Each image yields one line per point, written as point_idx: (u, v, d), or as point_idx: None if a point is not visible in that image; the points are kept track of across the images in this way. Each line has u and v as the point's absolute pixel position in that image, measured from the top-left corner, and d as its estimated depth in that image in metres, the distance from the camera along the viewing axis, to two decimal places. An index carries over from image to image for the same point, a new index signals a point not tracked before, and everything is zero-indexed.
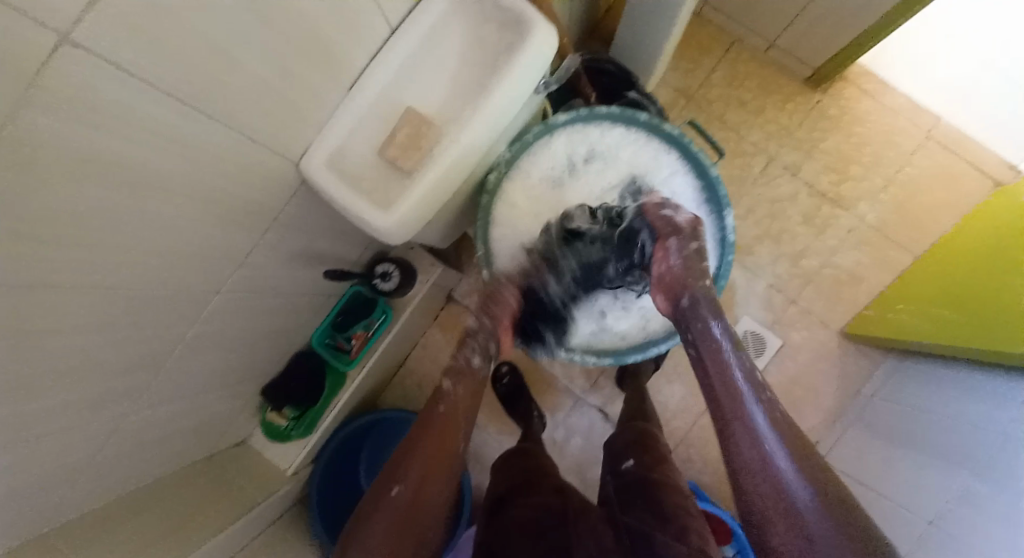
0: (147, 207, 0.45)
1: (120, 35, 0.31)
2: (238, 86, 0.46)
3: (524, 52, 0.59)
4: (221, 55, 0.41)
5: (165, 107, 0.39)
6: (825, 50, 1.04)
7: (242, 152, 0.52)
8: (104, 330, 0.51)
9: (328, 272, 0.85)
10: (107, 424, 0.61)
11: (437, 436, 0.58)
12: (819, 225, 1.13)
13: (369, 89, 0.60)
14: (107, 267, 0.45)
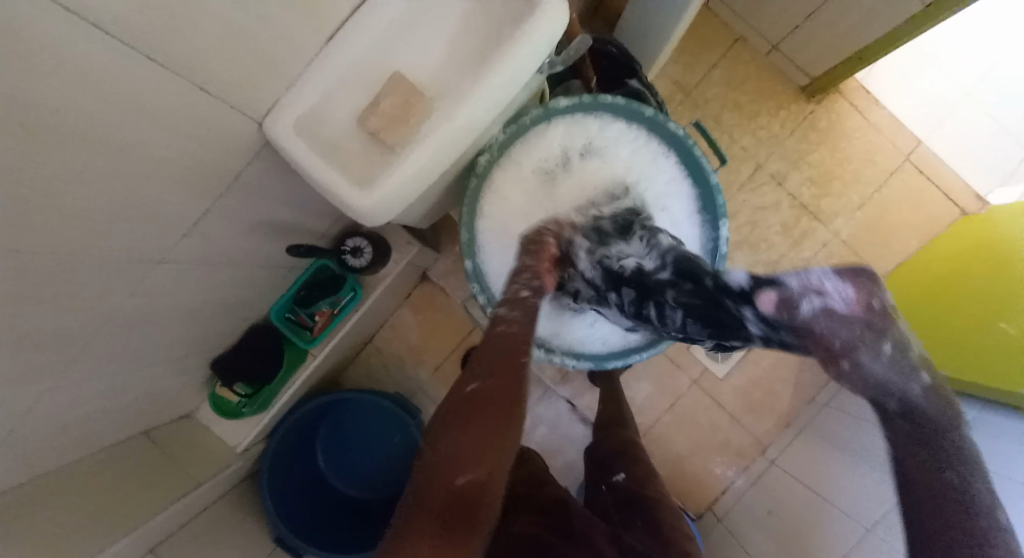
0: (75, 163, 0.37)
1: None
2: (192, 25, 0.38)
3: (534, 24, 0.52)
4: None
5: (93, 40, 0.31)
6: (826, 61, 1.02)
7: (195, 105, 0.44)
8: (27, 305, 0.43)
9: (293, 248, 0.77)
10: (35, 407, 0.54)
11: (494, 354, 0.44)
12: (797, 237, 1.13)
13: (355, 47, 0.53)
14: (27, 231, 0.38)
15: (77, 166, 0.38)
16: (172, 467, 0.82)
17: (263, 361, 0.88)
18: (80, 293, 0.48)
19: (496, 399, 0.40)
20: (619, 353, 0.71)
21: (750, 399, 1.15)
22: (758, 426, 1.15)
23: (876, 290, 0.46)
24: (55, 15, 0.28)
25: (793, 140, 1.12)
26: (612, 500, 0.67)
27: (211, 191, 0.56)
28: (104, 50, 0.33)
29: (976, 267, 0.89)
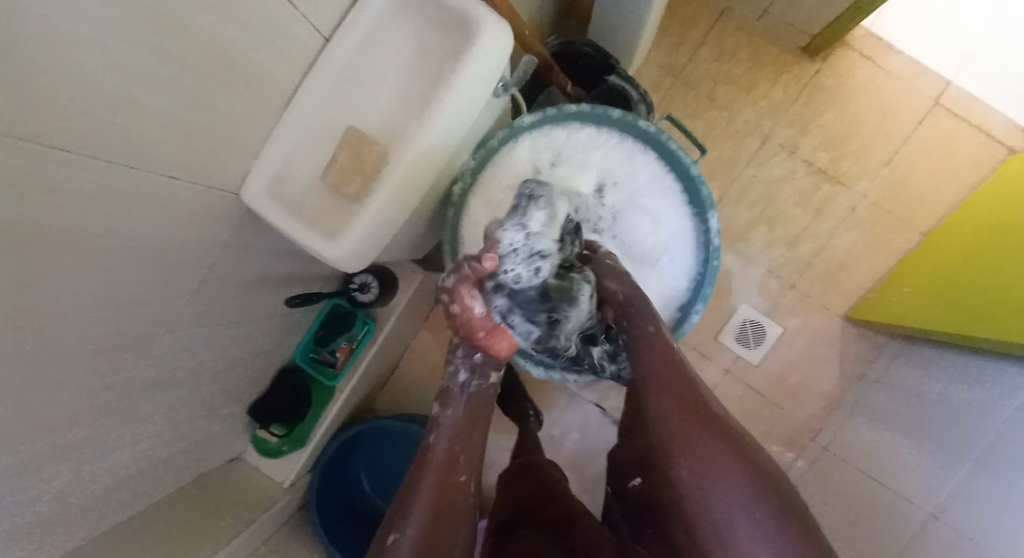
0: (78, 270, 0.40)
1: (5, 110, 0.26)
2: (160, 132, 0.41)
3: (474, 54, 0.53)
4: (130, 103, 0.36)
5: (71, 170, 0.34)
6: (822, 16, 0.95)
7: (173, 196, 0.47)
8: (59, 399, 0.47)
9: (290, 300, 0.82)
10: (85, 478, 0.59)
11: (439, 464, 0.52)
12: (818, 206, 1.06)
13: (307, 106, 0.54)
14: (50, 338, 0.41)
15: (83, 275, 0.41)
16: (227, 507, 0.88)
17: (292, 401, 0.95)
18: (97, 378, 0.52)
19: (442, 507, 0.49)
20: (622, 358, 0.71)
21: (789, 384, 1.07)
22: (801, 410, 1.07)
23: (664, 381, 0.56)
24: (42, 159, 0.31)
25: (800, 103, 1.05)
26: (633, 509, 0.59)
27: (204, 262, 0.59)
28: (94, 173, 0.36)
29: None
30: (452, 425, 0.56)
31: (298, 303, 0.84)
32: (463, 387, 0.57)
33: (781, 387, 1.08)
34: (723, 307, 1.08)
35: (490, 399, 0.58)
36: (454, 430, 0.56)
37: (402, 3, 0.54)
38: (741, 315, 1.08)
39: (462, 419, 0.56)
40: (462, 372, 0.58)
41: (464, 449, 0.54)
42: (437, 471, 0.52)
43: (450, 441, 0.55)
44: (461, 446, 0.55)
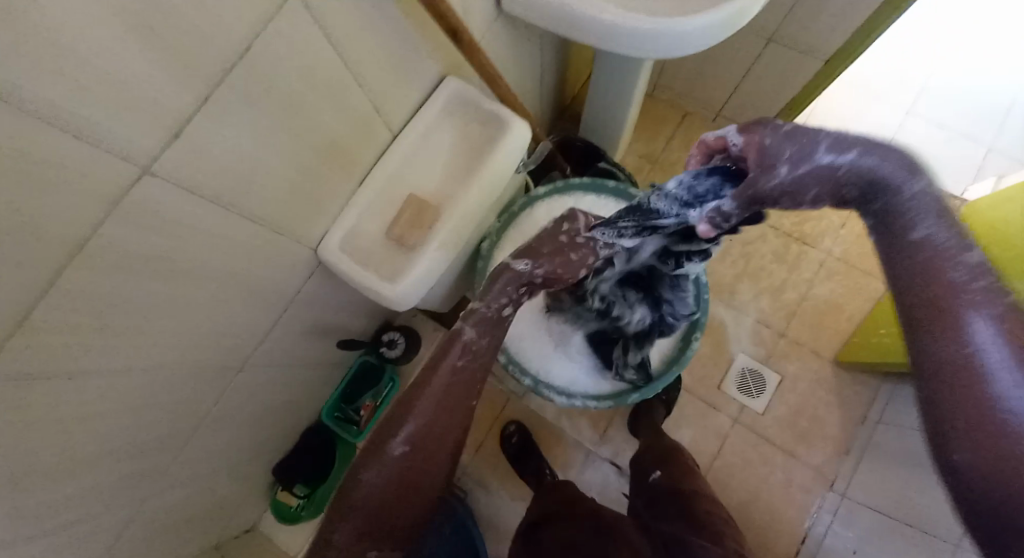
0: (178, 293, 0.54)
1: (143, 136, 0.39)
2: (258, 186, 0.56)
3: (506, 140, 0.72)
4: (241, 161, 0.51)
5: (188, 205, 0.48)
6: (766, 110, 1.19)
7: (262, 242, 0.61)
8: (133, 407, 0.58)
9: (340, 342, 0.93)
10: (125, 507, 0.66)
11: (442, 385, 0.56)
12: (791, 261, 1.22)
13: (377, 181, 0.71)
14: (130, 351, 0.53)
15: (174, 298, 0.54)
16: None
17: (315, 459, 1.00)
18: (167, 394, 0.62)
19: (431, 424, 0.55)
20: (637, 388, 0.79)
21: (793, 430, 1.14)
22: (812, 457, 1.12)
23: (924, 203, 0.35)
24: (165, 197, 0.45)
25: None
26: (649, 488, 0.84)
27: (275, 304, 0.72)
28: (202, 210, 0.50)
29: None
30: (476, 350, 0.60)
31: (346, 345, 0.96)
32: (503, 316, 0.64)
33: (788, 431, 1.14)
34: (723, 356, 1.18)
35: (502, 324, 0.63)
36: (473, 354, 0.60)
37: (453, 110, 0.74)
38: (740, 363, 1.18)
39: (488, 348, 0.61)
40: (507, 306, 0.64)
41: (471, 379, 0.58)
42: (437, 390, 0.56)
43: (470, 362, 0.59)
44: (470, 375, 0.59)
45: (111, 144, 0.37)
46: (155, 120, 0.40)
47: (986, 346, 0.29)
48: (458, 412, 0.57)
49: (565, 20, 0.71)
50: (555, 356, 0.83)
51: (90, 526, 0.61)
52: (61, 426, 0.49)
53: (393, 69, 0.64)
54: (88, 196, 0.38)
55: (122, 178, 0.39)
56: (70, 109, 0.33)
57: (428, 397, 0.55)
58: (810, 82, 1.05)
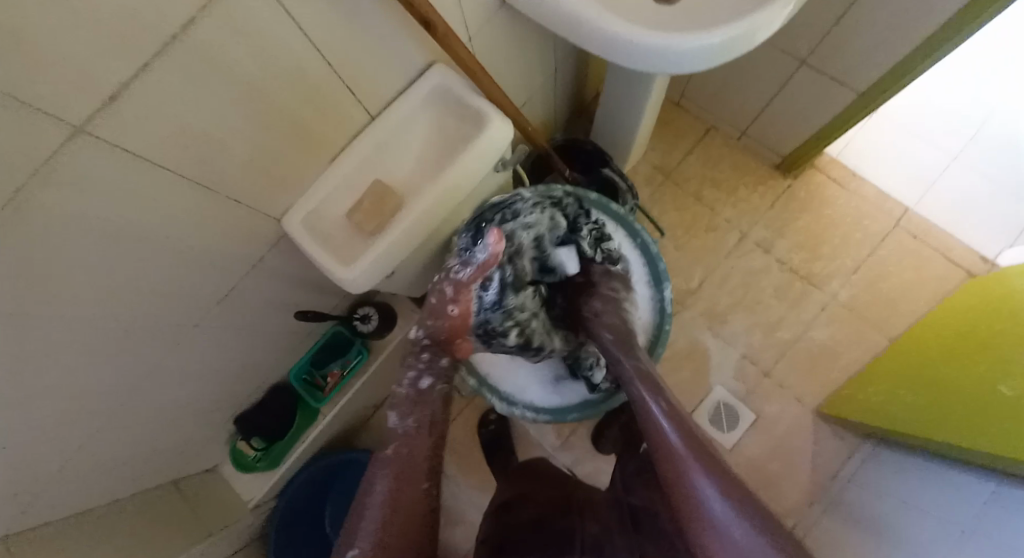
0: (126, 253, 0.55)
1: (70, 93, 0.39)
2: (216, 156, 0.56)
3: (481, 139, 0.70)
4: (192, 130, 0.51)
5: (129, 167, 0.48)
6: (791, 138, 1.12)
7: (220, 211, 0.62)
8: (85, 356, 0.60)
9: (300, 314, 0.92)
10: (80, 445, 0.69)
11: (401, 479, 0.63)
12: (792, 300, 1.16)
13: (346, 163, 0.70)
14: (80, 305, 0.54)
15: (122, 258, 0.55)
16: (189, 518, 0.94)
17: (277, 418, 1.02)
18: (120, 346, 0.64)
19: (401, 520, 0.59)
20: (580, 406, 0.79)
21: (762, 473, 1.10)
22: (775, 503, 1.08)
23: (655, 393, 0.66)
24: (102, 159, 0.45)
25: (775, 210, 1.19)
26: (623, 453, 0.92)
27: (238, 270, 0.73)
28: (147, 170, 0.50)
29: (991, 337, 0.88)
30: (405, 435, 0.67)
31: (307, 318, 0.94)
32: (427, 389, 0.69)
33: (755, 473, 1.10)
34: (701, 385, 1.14)
35: (438, 404, 0.70)
36: (405, 440, 0.66)
37: (436, 99, 0.73)
38: (717, 396, 1.14)
39: (417, 429, 0.67)
40: (426, 376, 0.70)
41: (422, 467, 0.65)
42: (392, 490, 0.62)
43: (403, 450, 0.65)
44: (421, 463, 0.65)
45: (35, 103, 0.37)
46: (88, 87, 0.40)
47: (694, 477, 0.59)
48: (422, 505, 0.62)
49: (569, 24, 0.67)
50: (504, 368, 0.80)
51: (43, 463, 0.64)
52: (7, 371, 0.51)
53: (371, 52, 0.62)
54: (15, 158, 0.38)
55: (55, 139, 0.40)
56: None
57: (378, 499, 0.61)
58: (841, 115, 0.97)
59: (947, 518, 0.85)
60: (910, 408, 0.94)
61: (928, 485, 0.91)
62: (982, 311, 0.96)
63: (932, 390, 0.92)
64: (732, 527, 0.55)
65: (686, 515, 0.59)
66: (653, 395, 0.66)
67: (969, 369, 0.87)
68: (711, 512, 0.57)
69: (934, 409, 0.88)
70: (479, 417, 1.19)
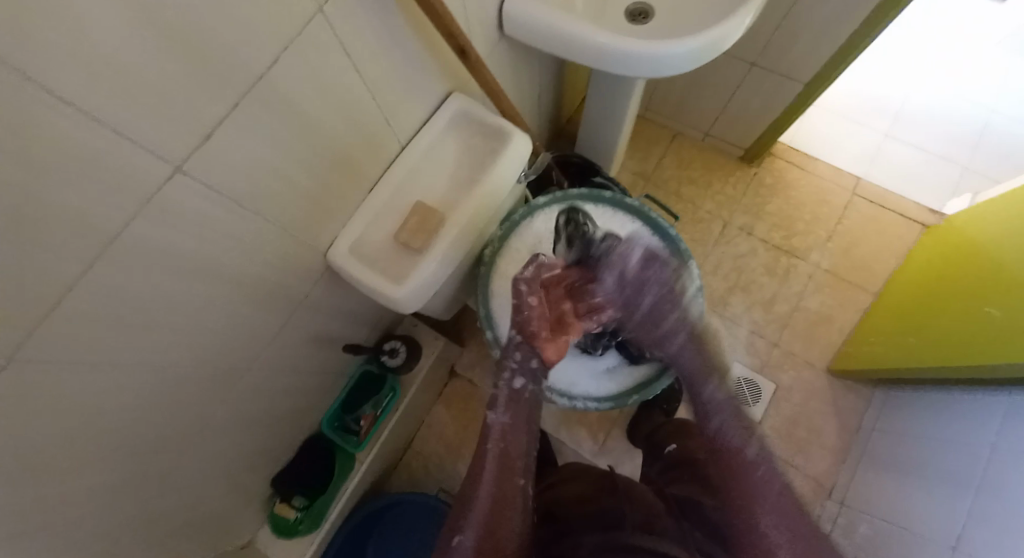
0: (195, 290, 0.56)
1: (160, 123, 0.41)
2: (277, 189, 0.59)
3: (506, 153, 0.77)
4: (260, 163, 0.54)
5: (207, 201, 0.50)
6: (752, 133, 1.25)
7: (277, 244, 0.64)
8: (141, 404, 0.59)
9: (348, 346, 0.97)
10: (129, 509, 0.66)
11: (498, 467, 0.63)
12: (781, 274, 1.26)
13: (384, 190, 0.74)
14: (145, 345, 0.54)
15: (191, 296, 0.56)
16: None
17: (314, 469, 1.01)
18: (178, 393, 0.64)
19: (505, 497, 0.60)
20: (636, 389, 0.84)
21: (792, 439, 1.16)
22: (810, 466, 1.14)
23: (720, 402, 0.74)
24: (187, 192, 0.47)
25: (748, 197, 1.32)
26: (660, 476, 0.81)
27: (284, 308, 0.74)
28: (222, 206, 0.53)
29: (968, 273, 0.98)
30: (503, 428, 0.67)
31: (353, 350, 0.98)
32: (520, 390, 0.73)
33: (783, 439, 1.16)
34: None
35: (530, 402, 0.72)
36: (506, 432, 0.67)
37: (455, 124, 0.79)
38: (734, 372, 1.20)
39: (518, 423, 0.69)
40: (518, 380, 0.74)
41: (517, 459, 0.65)
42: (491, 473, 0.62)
43: (502, 444, 0.65)
44: (514, 455, 0.65)
45: (131, 132, 0.39)
46: (185, 124, 0.43)
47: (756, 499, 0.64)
48: (519, 495, 0.61)
49: (565, 42, 0.75)
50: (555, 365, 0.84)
51: (94, 527, 0.61)
52: (73, 416, 0.50)
53: (401, 83, 0.68)
54: (113, 185, 0.40)
55: (147, 172, 0.42)
56: (101, 102, 0.36)
57: (482, 479, 0.61)
58: (791, 103, 1.11)
59: (965, 440, 0.87)
60: (906, 345, 1.03)
61: (950, 417, 0.93)
62: (947, 253, 1.08)
63: (926, 327, 1.01)
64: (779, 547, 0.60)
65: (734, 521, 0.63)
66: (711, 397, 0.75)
67: (956, 303, 0.97)
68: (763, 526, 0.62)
69: (931, 343, 0.97)
70: None
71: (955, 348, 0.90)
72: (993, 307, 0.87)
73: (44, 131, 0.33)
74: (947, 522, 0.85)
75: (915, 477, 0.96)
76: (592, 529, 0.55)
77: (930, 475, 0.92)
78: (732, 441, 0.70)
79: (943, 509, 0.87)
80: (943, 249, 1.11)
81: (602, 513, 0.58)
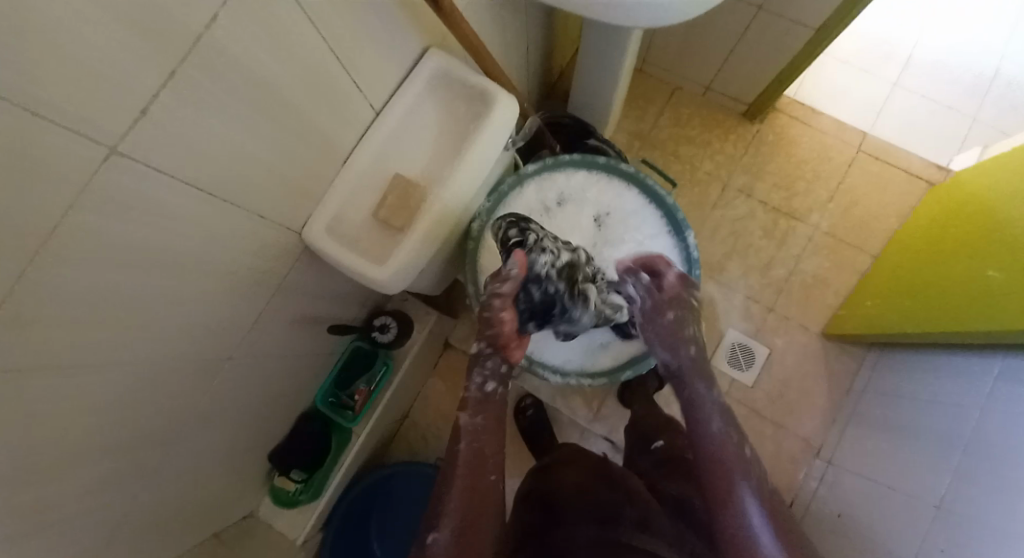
0: (161, 283, 0.52)
1: (101, 104, 0.36)
2: (240, 168, 0.53)
3: (491, 119, 0.70)
4: (218, 141, 0.48)
5: (160, 186, 0.45)
6: (755, 87, 1.18)
7: (248, 228, 0.59)
8: (121, 403, 0.56)
9: (333, 327, 0.93)
10: (124, 504, 0.65)
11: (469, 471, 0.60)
12: (780, 236, 1.22)
13: (360, 163, 0.68)
14: (114, 345, 0.50)
15: (157, 289, 0.52)
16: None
17: (312, 444, 1.00)
18: (158, 387, 0.61)
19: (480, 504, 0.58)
20: (629, 363, 0.82)
21: (786, 401, 1.16)
22: (803, 427, 1.15)
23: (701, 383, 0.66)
24: (136, 178, 0.42)
25: (749, 156, 1.26)
26: (649, 468, 0.72)
27: (263, 293, 0.69)
28: (179, 190, 0.47)
29: (971, 231, 0.95)
30: (475, 430, 0.63)
31: (338, 331, 0.95)
32: (490, 392, 0.66)
33: (778, 403, 1.16)
34: (714, 332, 1.19)
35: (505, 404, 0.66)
36: (477, 436, 0.63)
37: (436, 86, 0.72)
38: (730, 339, 1.19)
39: (489, 424, 0.64)
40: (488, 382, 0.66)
41: (488, 458, 0.62)
42: (463, 480, 0.59)
43: (475, 446, 0.62)
44: (486, 455, 0.62)
45: (69, 119, 0.34)
46: (118, 99, 0.37)
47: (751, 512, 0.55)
48: (490, 499, 0.59)
49: None
50: (547, 341, 0.83)
51: (87, 527, 0.60)
52: (48, 426, 0.47)
53: (372, 41, 0.60)
54: (56, 179, 0.35)
55: (90, 161, 0.37)
56: (35, 90, 0.31)
57: (455, 490, 0.58)
58: (798, 55, 1.03)
59: (960, 404, 0.85)
60: (904, 308, 1.01)
61: (946, 378, 0.91)
62: (950, 211, 1.05)
63: (926, 289, 0.98)
64: None
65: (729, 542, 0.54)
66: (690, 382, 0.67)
67: (957, 263, 0.94)
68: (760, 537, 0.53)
69: (929, 305, 0.95)
70: (515, 405, 1.18)
71: (954, 311, 0.88)
72: (993, 268, 0.84)
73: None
74: (931, 484, 0.85)
75: (906, 437, 0.95)
76: (583, 522, 0.55)
77: (920, 437, 0.92)
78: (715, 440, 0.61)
79: (928, 473, 0.86)
80: (947, 206, 1.07)
81: (598, 506, 0.57)
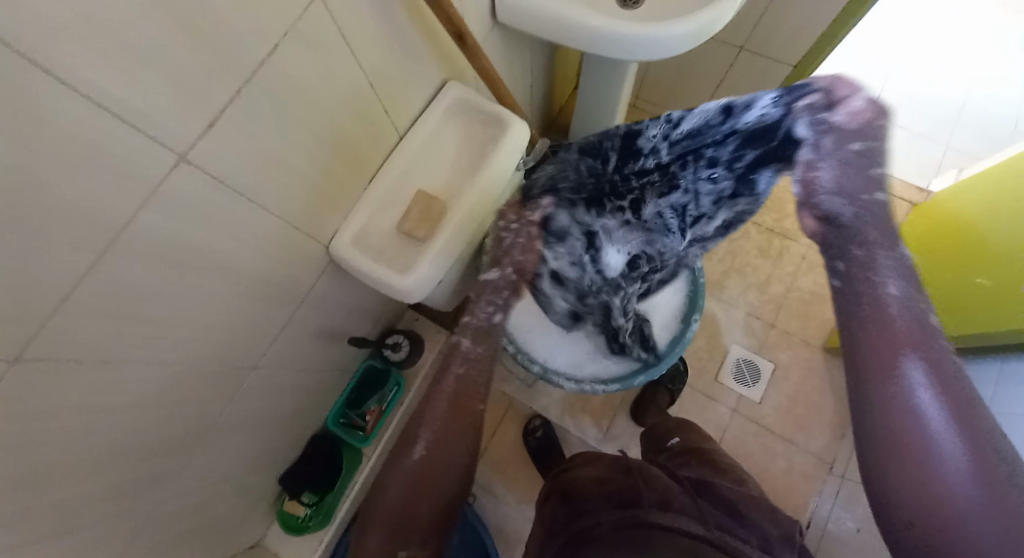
0: (207, 286, 0.55)
1: (173, 113, 0.41)
2: (284, 181, 0.58)
3: (506, 140, 0.77)
4: (269, 155, 0.54)
5: (216, 192, 0.49)
6: None
7: (285, 237, 0.64)
8: (153, 403, 0.58)
9: (353, 339, 0.97)
10: (138, 512, 0.66)
11: (451, 395, 0.62)
12: (775, 255, 1.28)
13: (385, 181, 0.74)
14: (157, 343, 0.54)
15: (204, 291, 0.55)
16: None
17: (325, 466, 1.01)
18: (188, 392, 0.63)
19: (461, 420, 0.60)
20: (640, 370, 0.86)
21: (794, 417, 1.17)
22: (812, 442, 1.15)
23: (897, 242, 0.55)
24: (197, 185, 0.46)
25: None
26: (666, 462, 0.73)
27: (290, 303, 0.73)
28: (232, 199, 0.52)
29: (951, 245, 1.01)
30: (466, 358, 0.66)
31: (357, 344, 0.99)
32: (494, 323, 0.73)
33: (785, 418, 1.17)
34: (717, 348, 1.22)
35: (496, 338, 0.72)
36: (465, 361, 0.66)
37: (455, 113, 0.79)
38: (734, 354, 1.22)
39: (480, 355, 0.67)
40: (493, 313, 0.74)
41: (475, 384, 0.65)
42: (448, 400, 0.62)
43: (463, 369, 0.65)
44: (474, 382, 0.65)
45: (143, 125, 0.39)
46: (192, 110, 0.42)
47: (915, 396, 0.46)
48: (474, 419, 0.61)
49: (555, 28, 0.75)
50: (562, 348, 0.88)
51: (102, 532, 0.60)
52: (86, 416, 0.49)
53: (403, 71, 0.68)
54: (130, 174, 0.40)
55: (158, 163, 0.41)
56: (115, 93, 0.36)
57: (437, 404, 0.61)
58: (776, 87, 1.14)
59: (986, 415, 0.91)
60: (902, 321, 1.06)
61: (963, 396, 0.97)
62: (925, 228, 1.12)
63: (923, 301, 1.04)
64: (955, 470, 0.43)
65: (876, 433, 0.47)
66: (860, 243, 0.55)
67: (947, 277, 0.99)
68: (918, 420, 0.45)
69: None
70: (524, 426, 1.19)
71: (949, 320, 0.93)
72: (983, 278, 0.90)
73: (33, 114, 0.31)
74: None
75: None
76: (608, 506, 0.56)
77: None
78: (890, 312, 0.50)
79: None
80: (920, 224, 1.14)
81: (617, 492, 0.58)
